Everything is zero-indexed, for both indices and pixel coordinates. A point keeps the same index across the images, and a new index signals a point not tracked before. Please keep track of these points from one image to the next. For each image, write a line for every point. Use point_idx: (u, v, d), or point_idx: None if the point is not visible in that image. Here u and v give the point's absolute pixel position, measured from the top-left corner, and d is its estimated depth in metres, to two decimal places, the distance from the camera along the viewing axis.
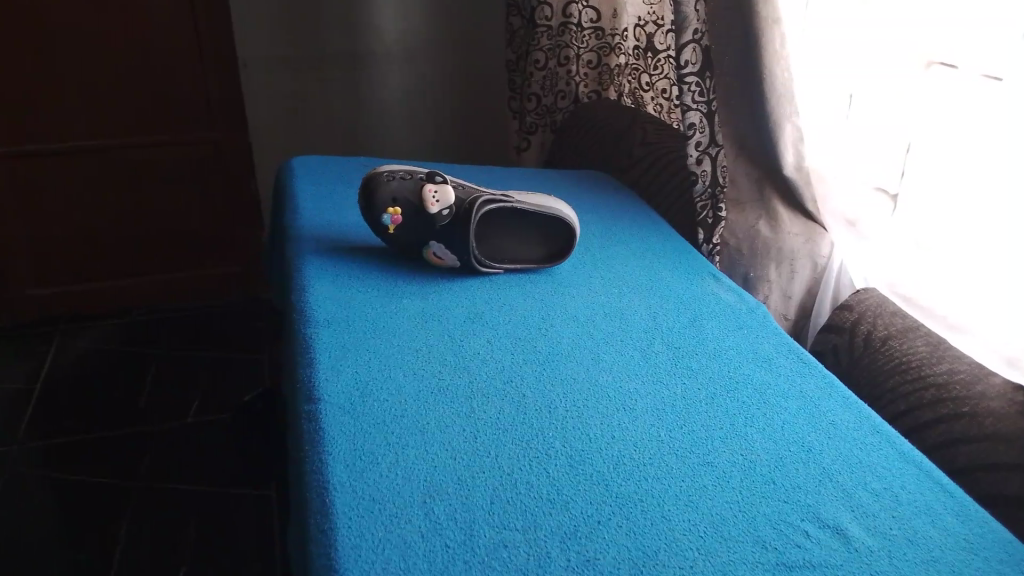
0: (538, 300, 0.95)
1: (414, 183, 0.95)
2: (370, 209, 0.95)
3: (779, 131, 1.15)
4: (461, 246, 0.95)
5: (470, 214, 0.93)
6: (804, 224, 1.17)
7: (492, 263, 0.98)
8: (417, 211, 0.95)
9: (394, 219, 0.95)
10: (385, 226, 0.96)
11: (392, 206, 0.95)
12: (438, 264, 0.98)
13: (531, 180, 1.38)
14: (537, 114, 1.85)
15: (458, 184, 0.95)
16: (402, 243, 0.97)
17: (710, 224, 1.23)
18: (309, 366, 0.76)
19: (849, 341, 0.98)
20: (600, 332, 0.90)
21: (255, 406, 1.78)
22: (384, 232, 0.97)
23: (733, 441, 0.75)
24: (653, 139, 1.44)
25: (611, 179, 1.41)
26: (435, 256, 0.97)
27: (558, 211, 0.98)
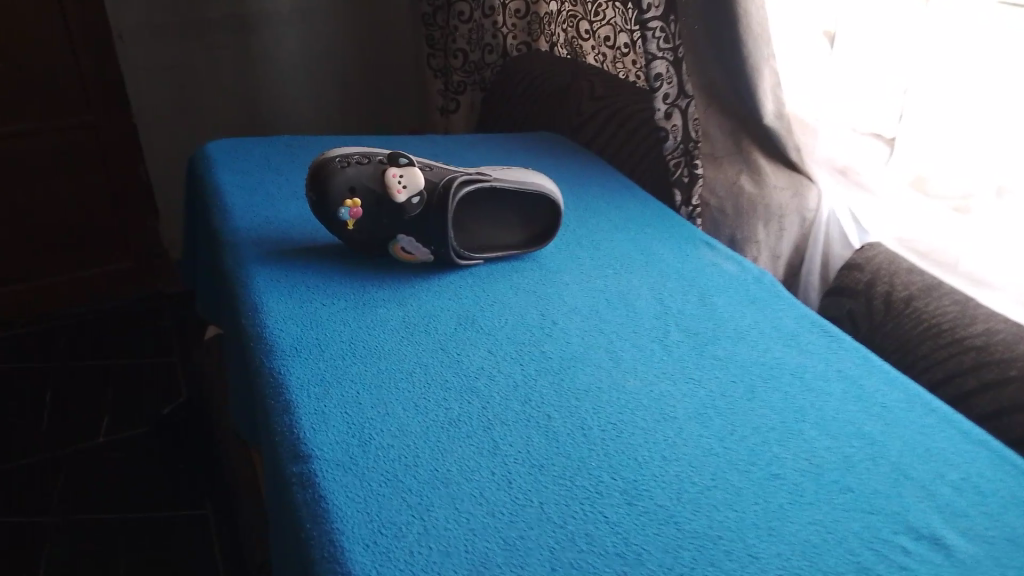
0: (531, 294, 0.82)
1: (372, 168, 0.80)
2: (322, 204, 0.80)
3: (757, 78, 1.04)
4: (436, 238, 0.81)
5: (444, 200, 0.80)
6: (788, 176, 1.07)
7: (470, 253, 0.85)
8: (379, 201, 0.80)
9: (352, 212, 0.80)
10: (343, 222, 0.81)
11: (348, 198, 0.79)
12: (408, 260, 0.84)
13: (480, 148, 1.24)
14: (464, 72, 1.69)
15: (425, 165, 0.81)
16: (363, 239, 0.83)
17: (686, 183, 1.11)
18: (286, 413, 0.61)
19: (868, 305, 0.90)
20: (610, 324, 0.78)
21: (177, 421, 1.59)
22: (341, 229, 0.82)
23: (791, 442, 0.66)
24: (604, 93, 1.32)
25: (566, 142, 1.28)
26: (404, 252, 0.83)
27: (540, 187, 0.86)
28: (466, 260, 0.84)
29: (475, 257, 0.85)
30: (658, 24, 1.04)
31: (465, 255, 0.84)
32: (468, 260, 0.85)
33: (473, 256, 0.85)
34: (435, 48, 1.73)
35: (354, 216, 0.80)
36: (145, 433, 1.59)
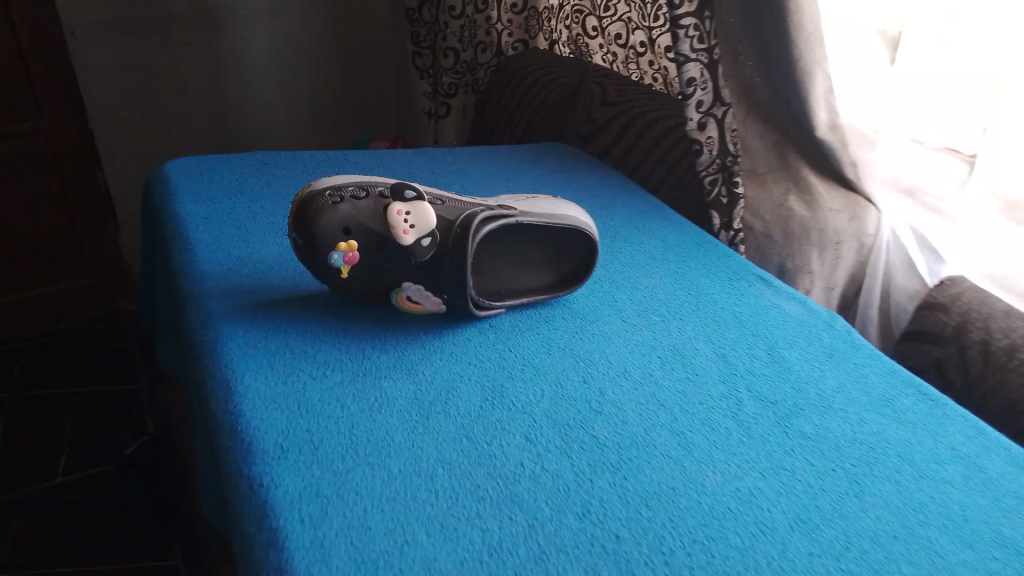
0: (568, 353, 0.67)
1: (371, 204, 0.64)
2: (308, 249, 0.64)
3: (810, 84, 0.90)
4: (451, 285, 0.66)
5: (461, 240, 0.64)
6: (844, 196, 0.93)
7: (490, 301, 0.69)
8: (381, 244, 0.65)
9: (347, 258, 0.64)
10: (335, 269, 0.65)
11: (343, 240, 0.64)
12: (415, 311, 0.69)
13: (483, 163, 1.08)
14: (455, 73, 1.53)
15: (435, 198, 0.66)
16: (360, 289, 0.67)
17: (723, 205, 0.96)
18: (271, 546, 0.46)
19: (962, 356, 0.76)
20: (669, 394, 0.64)
21: (140, 457, 1.38)
22: (332, 277, 0.66)
23: (922, 558, 0.51)
24: (619, 98, 1.17)
25: (579, 153, 1.14)
26: (410, 302, 0.68)
27: (570, 221, 0.71)
28: (484, 310, 0.69)
29: (495, 307, 0.69)
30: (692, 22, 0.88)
31: (485, 305, 0.68)
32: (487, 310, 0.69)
33: (494, 305, 0.69)
34: (421, 46, 1.56)
35: (351, 262, 0.65)
36: (103, 473, 1.41)
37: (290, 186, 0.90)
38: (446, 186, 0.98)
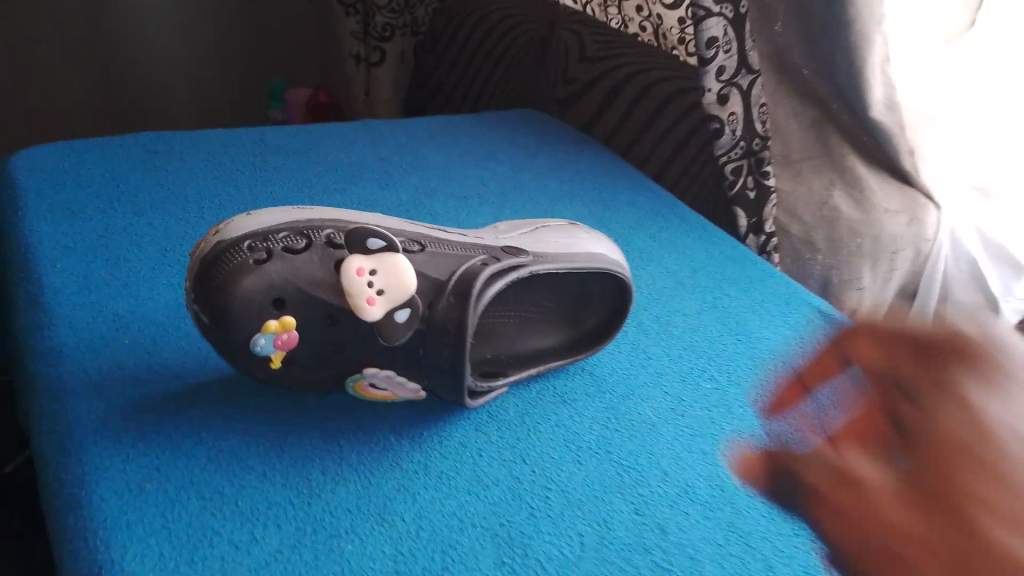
0: (604, 463, 0.47)
1: (316, 260, 0.43)
2: (218, 330, 0.42)
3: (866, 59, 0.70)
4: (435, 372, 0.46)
5: (456, 313, 0.44)
6: (901, 192, 0.75)
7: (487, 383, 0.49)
8: (333, 317, 0.44)
9: (279, 343, 0.43)
10: (262, 357, 0.43)
11: (275, 317, 0.42)
12: (382, 401, 0.48)
13: (443, 142, 0.84)
14: (391, 12, 1.19)
15: (412, 241, 0.46)
16: (301, 378, 0.46)
17: (750, 200, 0.77)
18: None
19: None
20: (756, 522, 0.45)
21: None
22: (259, 366, 0.44)
23: None
24: (604, 52, 0.95)
25: (556, 124, 0.92)
26: (374, 392, 0.47)
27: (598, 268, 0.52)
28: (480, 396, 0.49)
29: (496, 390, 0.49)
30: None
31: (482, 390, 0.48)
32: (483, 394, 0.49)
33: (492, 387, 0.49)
34: None
35: (285, 348, 0.43)
36: None
37: (194, 194, 0.66)
38: (401, 182, 0.75)
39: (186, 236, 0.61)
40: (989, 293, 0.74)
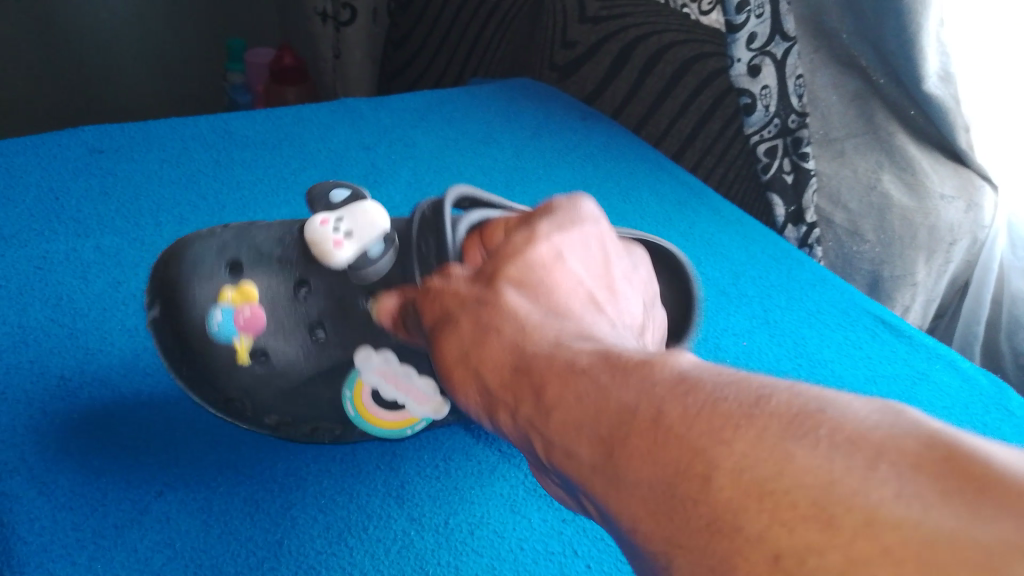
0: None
1: (283, 249, 0.41)
2: (176, 331, 0.38)
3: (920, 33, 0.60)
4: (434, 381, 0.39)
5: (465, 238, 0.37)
6: (954, 172, 0.68)
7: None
8: (303, 283, 0.40)
9: (239, 316, 0.39)
10: (228, 358, 0.39)
11: (237, 284, 0.39)
12: (400, 431, 0.41)
13: (434, 124, 0.73)
14: None
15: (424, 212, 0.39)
16: (282, 405, 0.40)
17: (787, 185, 0.70)
18: None
19: None
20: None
21: None
22: (232, 384, 0.39)
23: None
24: (604, 12, 0.84)
25: (561, 95, 0.81)
26: (387, 403, 0.41)
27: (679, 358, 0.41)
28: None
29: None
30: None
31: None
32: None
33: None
34: None
35: (252, 332, 0.39)
36: None
37: (148, 206, 0.56)
38: (391, 177, 0.64)
39: (142, 266, 0.51)
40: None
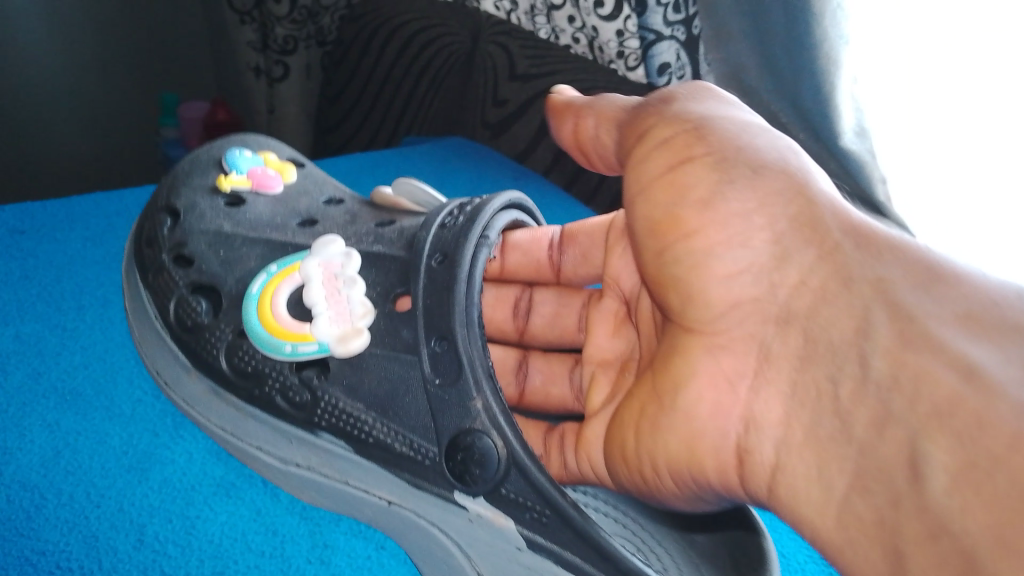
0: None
1: (317, 186, 0.49)
2: (168, 188, 0.47)
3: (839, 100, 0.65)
4: (406, 416, 0.39)
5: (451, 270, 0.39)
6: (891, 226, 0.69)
7: (442, 521, 0.39)
8: (310, 220, 0.45)
9: (253, 167, 0.48)
10: (204, 204, 0.45)
11: (279, 160, 0.50)
12: (280, 346, 0.40)
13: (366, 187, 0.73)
14: (292, 22, 1.09)
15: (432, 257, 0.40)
16: (218, 266, 0.43)
17: None
18: None
19: None
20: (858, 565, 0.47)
21: None
22: (189, 226, 0.44)
23: None
24: (535, 69, 0.89)
25: (493, 154, 0.83)
26: (306, 293, 0.41)
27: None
28: (455, 516, 0.39)
29: (460, 528, 0.39)
30: (626, 13, 0.77)
31: (517, 491, 0.37)
32: (474, 504, 0.38)
33: (515, 505, 0.37)
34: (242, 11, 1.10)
35: (253, 178, 0.47)
36: None
37: (70, 288, 0.55)
38: None
39: (64, 352, 0.50)
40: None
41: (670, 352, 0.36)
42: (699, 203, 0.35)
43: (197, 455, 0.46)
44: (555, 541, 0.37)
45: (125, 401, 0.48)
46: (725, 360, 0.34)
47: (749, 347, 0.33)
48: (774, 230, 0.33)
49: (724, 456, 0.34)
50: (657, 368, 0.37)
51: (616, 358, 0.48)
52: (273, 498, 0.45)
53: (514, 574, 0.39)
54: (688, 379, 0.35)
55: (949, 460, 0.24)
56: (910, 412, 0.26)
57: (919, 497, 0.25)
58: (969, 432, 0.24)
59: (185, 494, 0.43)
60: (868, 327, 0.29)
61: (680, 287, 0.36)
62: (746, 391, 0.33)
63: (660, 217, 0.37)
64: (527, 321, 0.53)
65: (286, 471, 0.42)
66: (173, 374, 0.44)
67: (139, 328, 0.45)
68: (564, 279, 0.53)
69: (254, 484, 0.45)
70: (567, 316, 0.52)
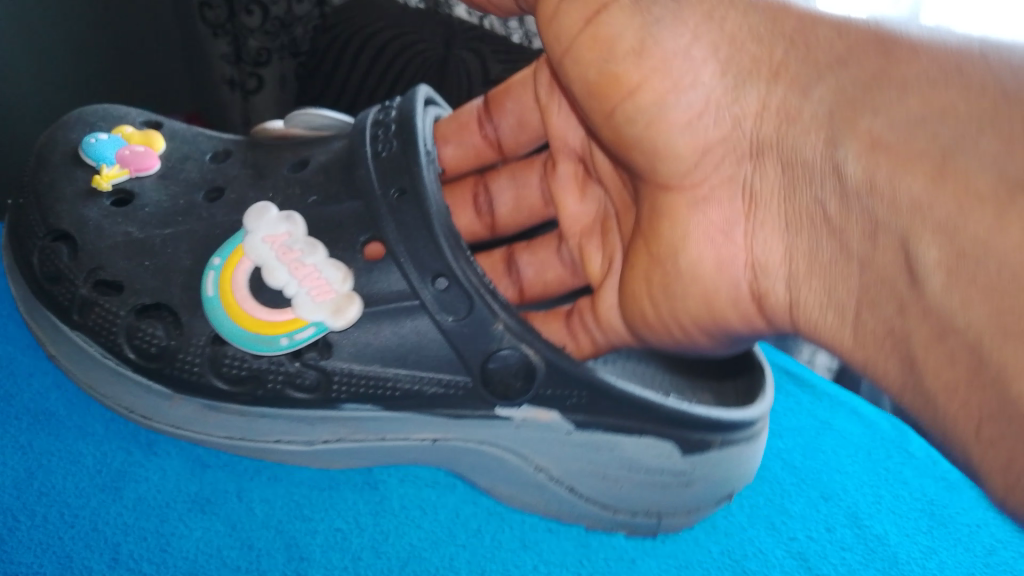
0: (626, 553, 0.46)
1: (185, 146, 0.48)
2: (41, 212, 0.44)
3: None
4: (430, 361, 0.42)
5: (415, 207, 0.41)
6: None
7: (489, 437, 0.44)
8: (218, 188, 0.45)
9: (118, 150, 0.45)
10: (94, 214, 0.43)
11: (136, 131, 0.47)
12: (274, 341, 0.41)
13: None
14: (265, 34, 1.11)
15: (389, 189, 0.42)
16: (153, 279, 0.42)
17: None
18: None
19: None
20: (840, 564, 0.47)
21: None
22: (94, 245, 0.42)
23: None
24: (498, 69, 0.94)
25: None
26: (268, 277, 0.41)
27: (739, 469, 0.46)
28: (502, 427, 0.44)
29: (507, 437, 0.44)
30: None
31: (553, 385, 0.42)
32: (517, 412, 0.43)
33: (552, 398, 0.43)
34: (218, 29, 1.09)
35: (128, 164, 0.45)
36: None
37: None
38: None
39: (36, 374, 0.50)
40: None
41: (656, 213, 0.42)
42: (632, 53, 0.39)
43: (172, 471, 0.45)
44: (599, 412, 0.43)
45: (98, 421, 0.47)
46: (711, 210, 0.40)
47: (731, 193, 0.39)
48: (717, 60, 0.37)
49: (742, 299, 0.40)
50: (649, 238, 0.43)
51: (595, 219, 0.52)
52: (249, 511, 0.44)
53: (566, 454, 0.44)
54: (683, 242, 0.41)
55: (937, 256, 0.29)
56: (892, 213, 0.31)
57: (919, 296, 0.30)
58: (949, 220, 0.29)
59: (161, 511, 0.43)
60: (835, 138, 0.33)
61: (645, 145, 0.40)
62: (741, 237, 0.39)
63: (598, 78, 0.41)
64: (492, 215, 0.54)
65: (312, 448, 0.44)
66: (151, 406, 0.44)
67: (85, 368, 0.44)
68: (508, 153, 0.56)
69: (229, 498, 0.45)
70: (529, 196, 0.54)
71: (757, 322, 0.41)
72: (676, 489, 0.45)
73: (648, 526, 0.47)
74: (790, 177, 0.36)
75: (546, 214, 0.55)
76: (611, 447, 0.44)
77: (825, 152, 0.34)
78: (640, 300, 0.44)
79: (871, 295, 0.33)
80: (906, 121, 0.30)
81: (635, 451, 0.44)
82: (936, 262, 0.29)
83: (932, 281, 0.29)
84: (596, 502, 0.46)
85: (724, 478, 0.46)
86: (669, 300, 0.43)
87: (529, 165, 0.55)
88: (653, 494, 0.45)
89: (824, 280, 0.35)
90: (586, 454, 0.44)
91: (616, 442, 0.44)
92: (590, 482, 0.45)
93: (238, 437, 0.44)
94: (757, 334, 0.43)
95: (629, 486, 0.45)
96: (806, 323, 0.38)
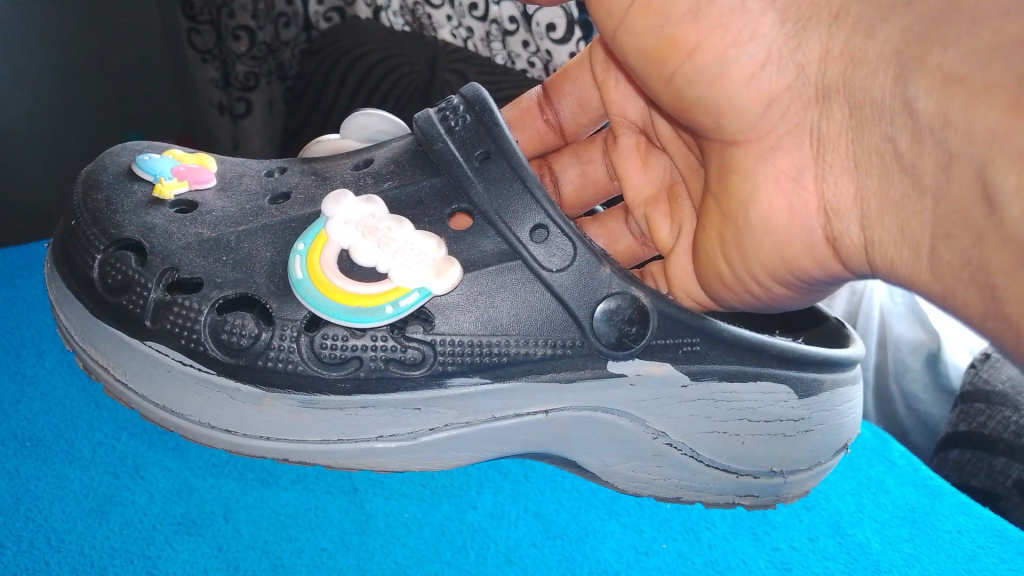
0: (610, 566, 0.45)
1: (236, 167, 0.49)
2: (99, 228, 0.43)
3: None
4: (535, 324, 0.43)
5: (500, 163, 0.42)
6: None
7: (603, 402, 0.45)
8: (285, 194, 0.45)
9: (174, 166, 0.47)
10: (160, 221, 0.44)
11: (187, 154, 0.48)
12: (379, 309, 0.41)
13: None
14: (253, 58, 1.12)
15: (474, 153, 0.43)
16: (233, 271, 0.42)
17: None
18: None
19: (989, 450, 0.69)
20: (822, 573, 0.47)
21: None
22: (164, 247, 0.42)
23: None
24: (491, 80, 0.97)
25: None
26: (355, 255, 0.42)
27: (846, 412, 0.49)
28: (617, 386, 0.44)
29: (625, 399, 0.45)
30: None
31: (666, 334, 0.44)
32: (630, 367, 0.44)
33: (666, 348, 0.44)
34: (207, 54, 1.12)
35: (185, 176, 0.46)
36: None
37: (30, 335, 0.56)
38: None
39: (24, 400, 0.50)
40: (929, 329, 0.82)
41: (725, 168, 0.41)
42: (689, 15, 0.37)
43: (158, 494, 0.45)
44: (712, 358, 0.45)
45: (85, 444, 0.48)
46: (780, 159, 0.39)
47: (800, 140, 0.38)
48: (774, 9, 0.36)
49: (817, 248, 0.40)
50: (719, 195, 0.42)
51: (658, 188, 0.53)
52: (235, 532, 0.44)
53: (685, 412, 0.45)
54: (753, 193, 0.40)
55: (1018, 183, 0.28)
56: (969, 146, 0.30)
57: (997, 226, 0.30)
58: None
59: (147, 534, 0.43)
60: (906, 75, 0.32)
61: (708, 105, 0.39)
62: (812, 180, 0.38)
63: (656, 45, 0.39)
64: (558, 193, 0.56)
65: (417, 440, 0.44)
66: (236, 415, 0.43)
67: (152, 387, 0.43)
68: (570, 136, 0.57)
69: (216, 520, 0.45)
70: (594, 171, 0.56)
71: (832, 267, 0.40)
72: (796, 437, 0.47)
73: (774, 483, 0.49)
74: (859, 119, 0.35)
75: (609, 189, 0.57)
76: (731, 397, 0.46)
77: (893, 90, 0.33)
78: (714, 260, 0.44)
79: (946, 228, 0.32)
80: (979, 55, 0.29)
81: (756, 399, 0.46)
82: (1015, 189, 0.29)
83: (1010, 209, 0.29)
84: (720, 465, 0.48)
85: (839, 423, 0.49)
86: (743, 255, 0.42)
87: (591, 142, 0.57)
88: (776, 446, 0.47)
89: (897, 217, 0.35)
90: (705, 408, 0.46)
91: (733, 391, 0.45)
92: (713, 441, 0.46)
93: (337, 441, 0.43)
94: (832, 280, 0.42)
95: (752, 440, 0.47)
96: (880, 263, 0.37)
